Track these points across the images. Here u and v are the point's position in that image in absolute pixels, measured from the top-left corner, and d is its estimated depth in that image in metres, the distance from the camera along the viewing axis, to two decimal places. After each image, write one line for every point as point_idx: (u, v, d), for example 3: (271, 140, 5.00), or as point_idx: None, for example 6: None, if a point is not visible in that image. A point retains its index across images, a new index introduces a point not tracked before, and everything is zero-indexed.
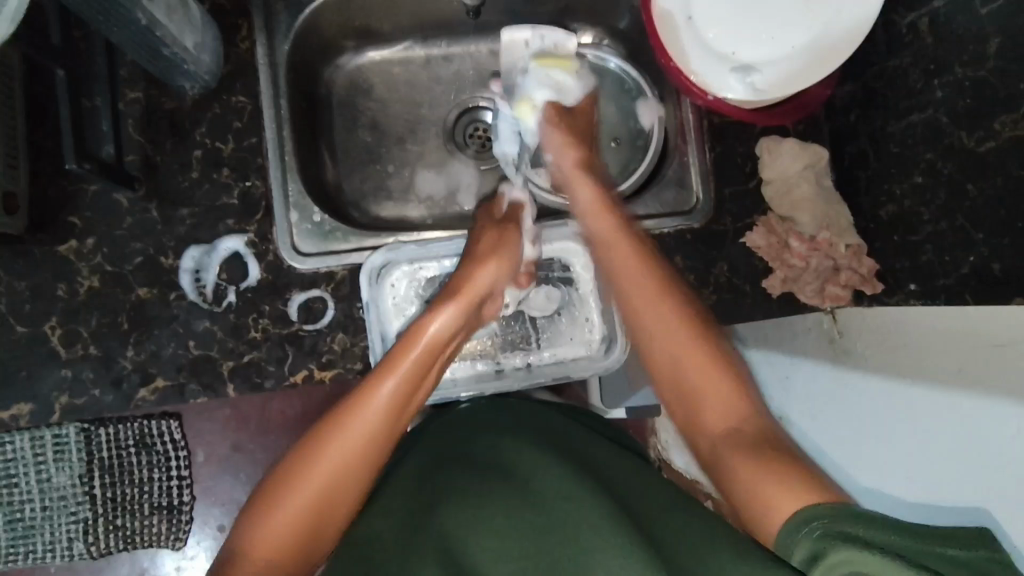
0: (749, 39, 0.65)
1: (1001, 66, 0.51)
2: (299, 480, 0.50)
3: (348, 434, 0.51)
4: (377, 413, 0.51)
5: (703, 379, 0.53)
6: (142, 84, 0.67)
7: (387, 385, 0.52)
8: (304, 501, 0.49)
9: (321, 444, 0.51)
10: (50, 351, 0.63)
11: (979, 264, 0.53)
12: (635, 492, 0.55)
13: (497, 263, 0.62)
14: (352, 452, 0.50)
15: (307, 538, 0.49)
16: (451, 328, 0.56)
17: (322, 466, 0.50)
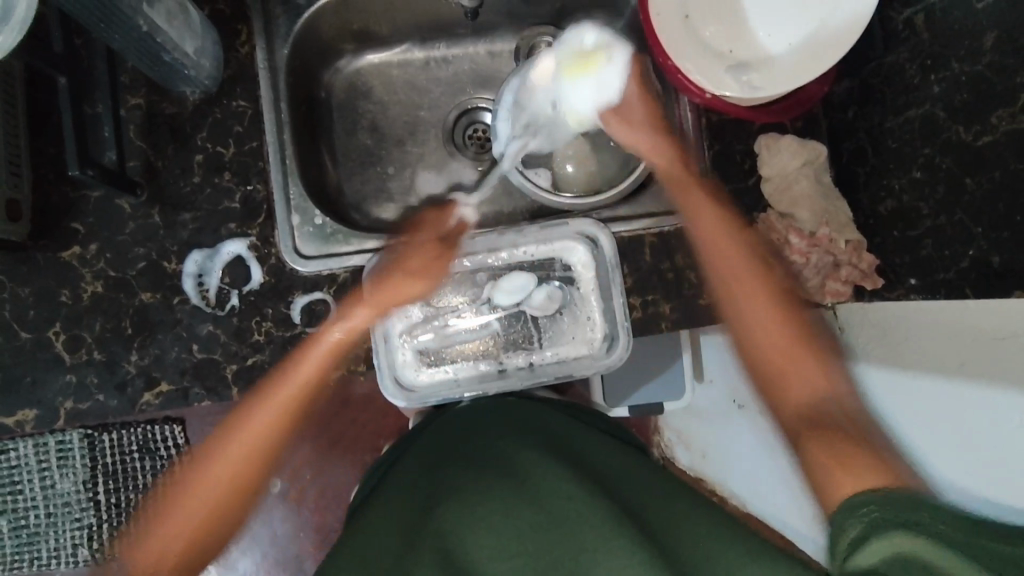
0: (747, 40, 0.66)
1: (997, 61, 0.51)
2: (210, 460, 0.57)
3: (240, 434, 0.63)
4: (284, 400, 0.64)
5: (787, 352, 0.60)
6: (143, 90, 0.67)
7: (271, 400, 0.64)
8: (199, 508, 0.61)
9: (212, 454, 0.63)
10: (55, 356, 0.64)
11: (978, 257, 0.53)
12: (635, 489, 0.56)
13: (415, 271, 0.67)
14: (243, 448, 0.63)
15: (195, 512, 0.57)
16: (354, 331, 0.65)
17: (206, 473, 0.62)
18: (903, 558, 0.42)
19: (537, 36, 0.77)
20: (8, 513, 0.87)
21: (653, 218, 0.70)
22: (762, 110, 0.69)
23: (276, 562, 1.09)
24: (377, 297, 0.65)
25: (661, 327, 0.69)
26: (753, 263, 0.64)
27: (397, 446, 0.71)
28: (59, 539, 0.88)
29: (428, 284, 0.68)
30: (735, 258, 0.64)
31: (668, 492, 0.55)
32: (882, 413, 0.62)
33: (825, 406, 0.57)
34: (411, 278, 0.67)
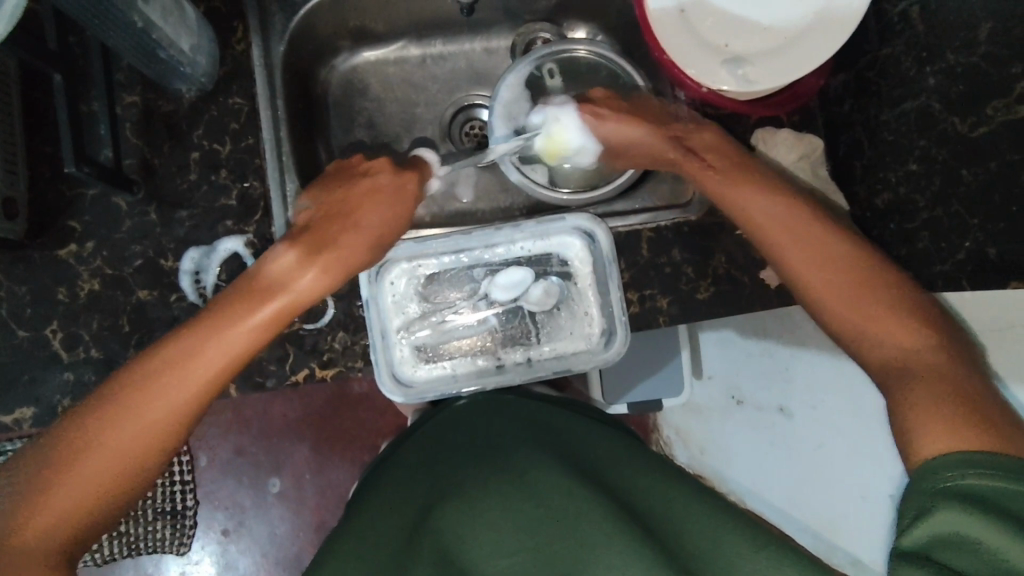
0: (740, 32, 0.66)
1: (992, 52, 0.52)
2: (126, 411, 0.48)
3: (181, 379, 0.50)
4: (230, 348, 0.51)
5: (875, 314, 0.52)
6: (139, 88, 0.67)
7: (215, 345, 0.51)
8: (115, 454, 0.48)
9: (126, 400, 0.48)
10: (52, 354, 0.64)
11: (975, 249, 0.53)
12: (635, 484, 0.56)
13: (364, 223, 0.60)
14: (173, 400, 0.49)
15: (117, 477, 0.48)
16: (310, 290, 0.55)
17: (135, 418, 0.48)
18: (951, 534, 0.42)
19: (533, 33, 0.78)
20: None
21: (649, 214, 0.70)
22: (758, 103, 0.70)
23: (275, 562, 1.08)
24: (318, 243, 0.57)
25: (659, 321, 0.68)
26: (819, 226, 0.57)
27: (396, 443, 0.71)
28: None
29: (371, 245, 0.60)
30: (793, 227, 0.57)
31: (670, 485, 0.55)
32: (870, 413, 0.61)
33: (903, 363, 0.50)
34: (363, 218, 0.60)
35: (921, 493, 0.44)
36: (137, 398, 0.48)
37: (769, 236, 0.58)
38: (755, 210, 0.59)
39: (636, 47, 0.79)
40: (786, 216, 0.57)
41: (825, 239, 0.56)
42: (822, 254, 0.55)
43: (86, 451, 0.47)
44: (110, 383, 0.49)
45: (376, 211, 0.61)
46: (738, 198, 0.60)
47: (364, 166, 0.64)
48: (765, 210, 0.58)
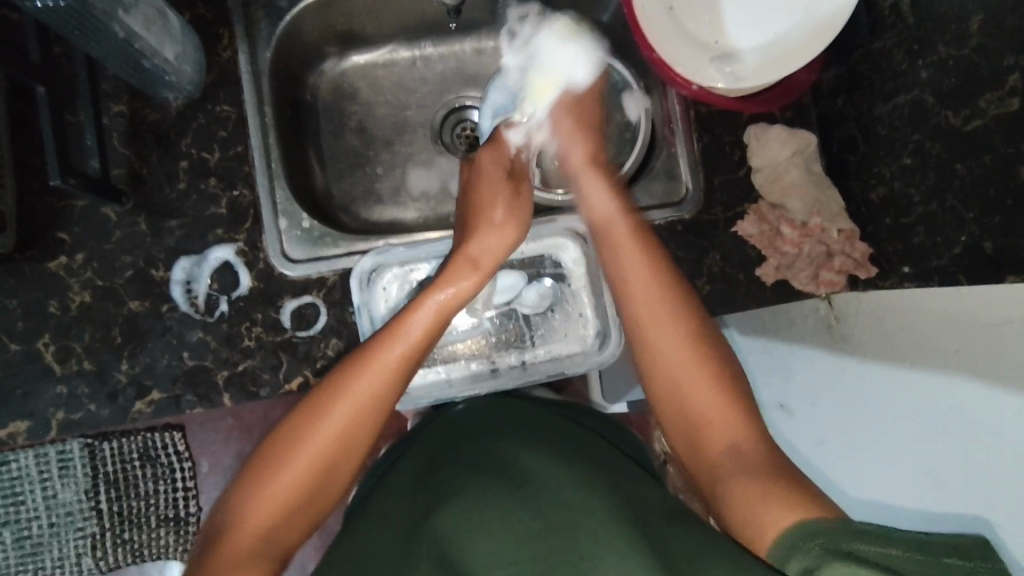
0: (729, 29, 0.66)
1: (984, 44, 0.50)
2: (330, 408, 0.51)
3: (351, 398, 0.51)
4: (401, 351, 0.53)
5: (708, 409, 0.53)
6: (126, 97, 0.67)
7: (387, 356, 0.52)
8: (325, 443, 0.50)
9: (319, 414, 0.51)
10: (45, 367, 0.64)
11: (971, 243, 0.52)
12: (632, 490, 0.54)
13: (497, 229, 0.60)
14: (347, 417, 0.51)
15: (325, 472, 0.51)
16: (463, 298, 0.56)
17: (317, 438, 0.50)
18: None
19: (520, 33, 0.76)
20: (8, 524, 0.82)
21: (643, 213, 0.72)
22: (748, 100, 0.70)
23: None
24: (472, 262, 0.58)
25: None
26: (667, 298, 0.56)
27: (392, 451, 0.70)
28: (63, 548, 0.83)
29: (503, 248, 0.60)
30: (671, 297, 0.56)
31: (667, 503, 0.54)
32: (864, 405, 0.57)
33: (732, 445, 0.51)
34: (493, 234, 0.59)
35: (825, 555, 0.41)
36: (322, 417, 0.51)
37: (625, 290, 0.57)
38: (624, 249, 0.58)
39: (626, 44, 0.78)
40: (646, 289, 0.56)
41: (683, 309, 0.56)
42: (687, 335, 0.55)
43: (281, 466, 0.50)
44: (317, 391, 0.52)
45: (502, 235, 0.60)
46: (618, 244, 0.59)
47: (476, 173, 0.66)
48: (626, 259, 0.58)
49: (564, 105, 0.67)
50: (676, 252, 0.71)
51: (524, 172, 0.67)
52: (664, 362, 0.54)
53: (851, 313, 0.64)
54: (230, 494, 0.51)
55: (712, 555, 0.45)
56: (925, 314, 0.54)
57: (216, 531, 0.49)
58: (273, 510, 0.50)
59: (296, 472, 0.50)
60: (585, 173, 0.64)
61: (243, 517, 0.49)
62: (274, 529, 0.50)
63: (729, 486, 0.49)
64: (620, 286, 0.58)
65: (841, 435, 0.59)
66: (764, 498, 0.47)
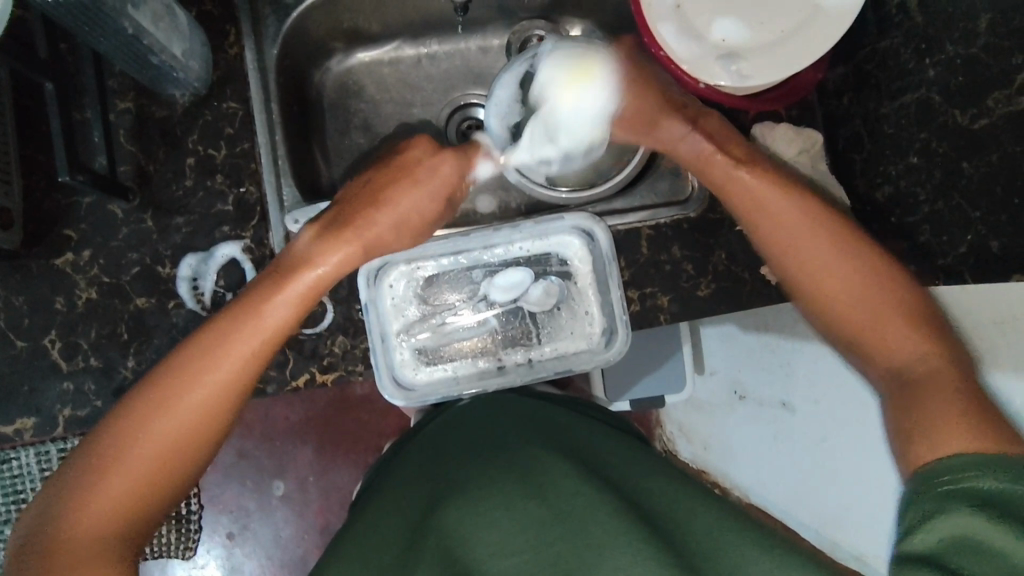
0: (737, 26, 0.65)
1: (993, 45, 0.52)
2: (167, 395, 0.51)
3: (225, 366, 0.52)
4: (260, 330, 0.54)
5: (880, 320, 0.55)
6: (132, 94, 0.67)
7: (247, 340, 0.53)
8: (194, 409, 0.51)
9: (200, 368, 0.52)
10: (52, 363, 0.64)
11: (977, 243, 0.54)
12: (639, 481, 0.55)
13: (398, 215, 0.62)
14: (206, 393, 0.52)
15: (193, 441, 0.51)
16: (338, 271, 0.58)
17: (173, 414, 0.50)
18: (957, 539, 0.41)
19: (527, 31, 0.77)
20: (8, 521, 0.83)
21: (649, 211, 0.70)
22: (756, 98, 0.69)
23: (281, 565, 1.07)
24: (360, 240, 0.60)
25: (661, 318, 0.69)
26: (847, 249, 0.57)
27: (396, 447, 0.70)
28: None
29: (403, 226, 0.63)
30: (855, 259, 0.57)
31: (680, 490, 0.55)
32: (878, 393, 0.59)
33: (912, 373, 0.53)
34: (400, 199, 0.62)
35: (932, 498, 0.44)
36: (169, 400, 0.50)
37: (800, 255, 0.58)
38: (784, 226, 0.59)
39: None
40: (816, 248, 0.58)
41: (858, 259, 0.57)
42: (876, 276, 0.56)
43: (130, 446, 0.49)
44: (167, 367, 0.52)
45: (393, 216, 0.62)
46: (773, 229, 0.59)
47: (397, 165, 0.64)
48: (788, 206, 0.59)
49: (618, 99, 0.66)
50: (681, 251, 0.70)
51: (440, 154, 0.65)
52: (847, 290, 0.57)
53: None
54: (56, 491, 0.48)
55: (734, 552, 0.45)
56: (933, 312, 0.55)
57: (56, 532, 0.47)
58: (127, 492, 0.49)
59: (136, 459, 0.49)
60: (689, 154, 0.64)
61: (95, 503, 0.48)
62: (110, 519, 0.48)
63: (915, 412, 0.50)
64: (801, 259, 0.58)
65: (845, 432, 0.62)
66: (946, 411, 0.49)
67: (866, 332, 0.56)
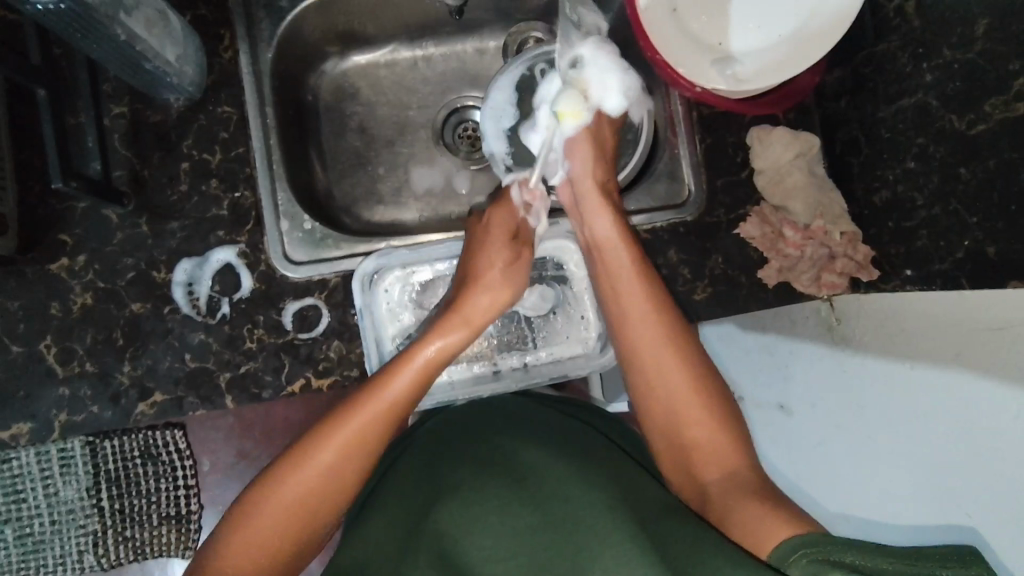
0: (733, 29, 0.65)
1: (989, 48, 0.50)
2: (294, 469, 0.51)
3: (344, 442, 0.52)
4: (376, 411, 0.52)
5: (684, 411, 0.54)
6: (126, 98, 0.67)
7: (364, 420, 0.52)
8: (313, 482, 0.51)
9: (323, 444, 0.51)
10: (48, 369, 0.64)
11: (974, 248, 0.52)
12: (630, 485, 0.54)
13: (489, 282, 0.61)
14: (326, 468, 0.51)
15: (309, 514, 0.51)
16: (449, 353, 0.57)
17: (295, 485, 0.51)
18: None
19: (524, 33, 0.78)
20: (10, 522, 0.81)
21: (644, 215, 0.71)
22: (752, 102, 0.70)
23: None
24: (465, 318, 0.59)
25: None
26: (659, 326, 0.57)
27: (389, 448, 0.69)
28: (64, 546, 0.82)
29: (499, 298, 0.61)
30: (690, 364, 0.56)
31: (663, 499, 0.53)
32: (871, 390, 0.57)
33: (729, 476, 0.51)
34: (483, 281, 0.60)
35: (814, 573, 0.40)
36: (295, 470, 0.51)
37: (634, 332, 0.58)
38: (631, 298, 0.59)
39: (628, 45, 0.78)
40: (645, 323, 0.57)
41: (700, 373, 0.56)
42: (698, 394, 0.55)
43: (260, 510, 0.50)
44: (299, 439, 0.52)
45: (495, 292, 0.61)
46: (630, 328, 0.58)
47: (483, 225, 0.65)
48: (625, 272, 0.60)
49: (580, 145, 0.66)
50: (677, 255, 0.71)
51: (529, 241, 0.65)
52: (658, 374, 0.56)
53: (852, 315, 0.64)
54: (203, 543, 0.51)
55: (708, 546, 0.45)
56: (928, 317, 0.54)
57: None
58: (253, 548, 0.50)
59: (264, 522, 0.50)
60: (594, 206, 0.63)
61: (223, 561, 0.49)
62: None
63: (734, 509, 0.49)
64: (631, 340, 0.58)
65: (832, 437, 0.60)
66: (758, 511, 0.47)
67: (680, 418, 0.54)
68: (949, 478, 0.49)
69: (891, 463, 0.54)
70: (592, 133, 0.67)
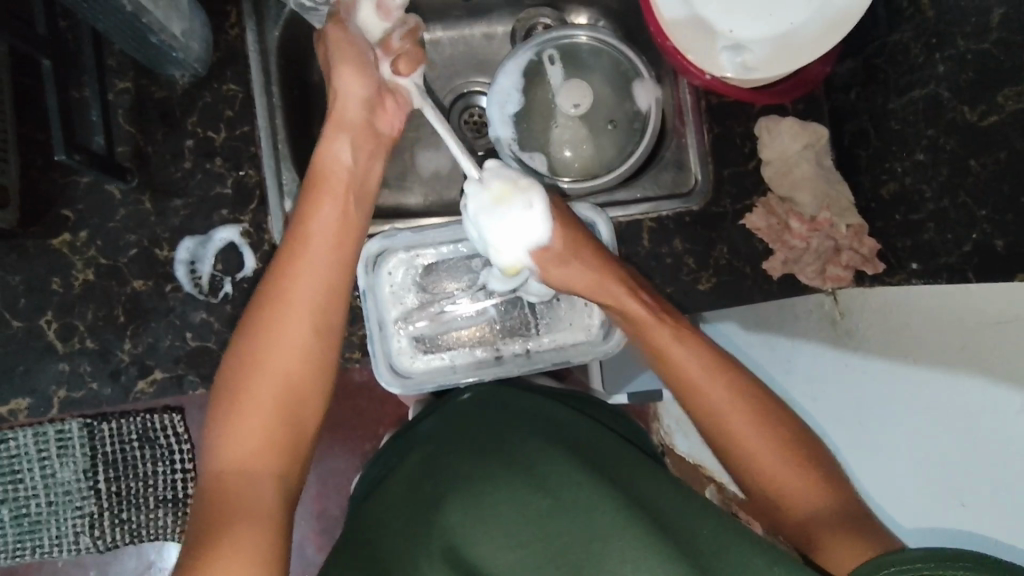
0: (744, 16, 0.64)
1: (1005, 38, 0.49)
2: (260, 351, 0.52)
3: (309, 272, 0.55)
4: (313, 265, 0.55)
5: (740, 434, 0.56)
6: (131, 74, 0.66)
7: (300, 281, 0.54)
8: (283, 355, 0.52)
9: (273, 313, 0.53)
10: (47, 345, 0.63)
11: (982, 240, 0.51)
12: (632, 471, 0.55)
13: (348, 124, 0.60)
14: (290, 338, 0.53)
15: (290, 391, 0.52)
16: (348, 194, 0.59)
17: (271, 362, 0.52)
18: None
19: (533, 18, 0.78)
20: (7, 501, 0.82)
21: (651, 203, 0.71)
22: (763, 91, 0.69)
23: None
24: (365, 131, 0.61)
25: None
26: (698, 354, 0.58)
27: (394, 441, 0.67)
28: (60, 527, 0.82)
29: (365, 127, 0.60)
30: (724, 377, 0.57)
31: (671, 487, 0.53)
32: (867, 382, 0.57)
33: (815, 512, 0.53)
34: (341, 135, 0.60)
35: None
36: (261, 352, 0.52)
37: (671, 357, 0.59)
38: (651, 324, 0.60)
39: (636, 32, 0.78)
40: (681, 350, 0.59)
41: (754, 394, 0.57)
42: (749, 411, 0.56)
43: (241, 406, 0.50)
44: (250, 330, 0.53)
45: (398, 104, 0.63)
46: (667, 351, 0.59)
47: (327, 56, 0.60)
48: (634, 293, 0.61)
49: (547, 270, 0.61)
50: (682, 244, 0.71)
51: (392, 91, 0.63)
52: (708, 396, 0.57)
53: (856, 309, 0.63)
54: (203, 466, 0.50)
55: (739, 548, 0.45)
56: (930, 311, 0.54)
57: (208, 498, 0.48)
58: (255, 445, 0.50)
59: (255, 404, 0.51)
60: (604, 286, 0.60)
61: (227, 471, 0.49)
62: (250, 483, 0.49)
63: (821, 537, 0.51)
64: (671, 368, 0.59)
65: (842, 432, 0.61)
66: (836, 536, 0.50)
67: (730, 437, 0.56)
68: (953, 471, 0.49)
69: (899, 456, 0.54)
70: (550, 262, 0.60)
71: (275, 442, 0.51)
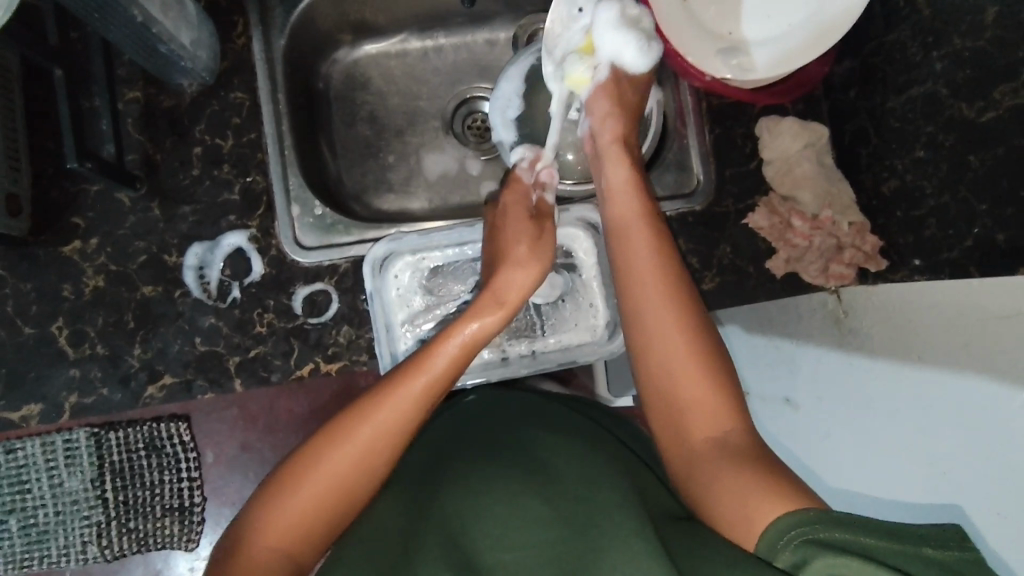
0: (742, 21, 0.66)
1: (999, 35, 0.50)
2: (341, 443, 0.49)
3: (404, 399, 0.51)
4: (409, 397, 0.51)
5: (677, 366, 0.52)
6: (140, 83, 0.67)
7: (396, 405, 0.50)
8: (359, 455, 0.49)
9: (366, 416, 0.50)
10: (59, 351, 0.64)
11: (983, 235, 0.52)
12: (649, 492, 0.53)
13: (519, 261, 0.60)
14: (369, 442, 0.49)
15: (353, 488, 0.49)
16: (486, 333, 0.55)
17: (342, 455, 0.49)
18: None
19: (532, 26, 0.77)
20: (14, 512, 0.82)
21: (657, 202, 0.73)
22: (762, 92, 0.70)
23: None
24: (498, 298, 0.57)
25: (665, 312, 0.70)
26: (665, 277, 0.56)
27: None
28: (67, 536, 0.83)
29: (529, 274, 0.59)
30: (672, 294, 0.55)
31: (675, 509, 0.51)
32: (866, 382, 0.57)
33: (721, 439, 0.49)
34: (517, 271, 0.59)
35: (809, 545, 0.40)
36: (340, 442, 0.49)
37: (631, 277, 0.56)
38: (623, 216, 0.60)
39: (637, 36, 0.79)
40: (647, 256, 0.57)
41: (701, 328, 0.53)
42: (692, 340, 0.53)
43: (307, 480, 0.48)
44: (339, 426, 0.50)
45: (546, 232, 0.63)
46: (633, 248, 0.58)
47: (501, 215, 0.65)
48: (625, 215, 0.60)
49: (607, 93, 0.66)
50: (684, 244, 0.71)
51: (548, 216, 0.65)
52: (660, 323, 0.53)
53: (859, 307, 0.63)
54: (245, 511, 0.49)
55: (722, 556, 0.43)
56: (936, 307, 0.53)
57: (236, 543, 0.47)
58: (300, 523, 0.47)
59: (315, 490, 0.48)
60: (610, 153, 0.65)
61: (264, 531, 0.47)
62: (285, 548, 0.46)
63: (707, 474, 0.48)
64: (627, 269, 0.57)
65: (840, 433, 0.59)
66: (733, 477, 0.46)
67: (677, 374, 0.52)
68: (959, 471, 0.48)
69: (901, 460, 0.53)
70: (612, 86, 0.66)
71: (322, 539, 0.48)
